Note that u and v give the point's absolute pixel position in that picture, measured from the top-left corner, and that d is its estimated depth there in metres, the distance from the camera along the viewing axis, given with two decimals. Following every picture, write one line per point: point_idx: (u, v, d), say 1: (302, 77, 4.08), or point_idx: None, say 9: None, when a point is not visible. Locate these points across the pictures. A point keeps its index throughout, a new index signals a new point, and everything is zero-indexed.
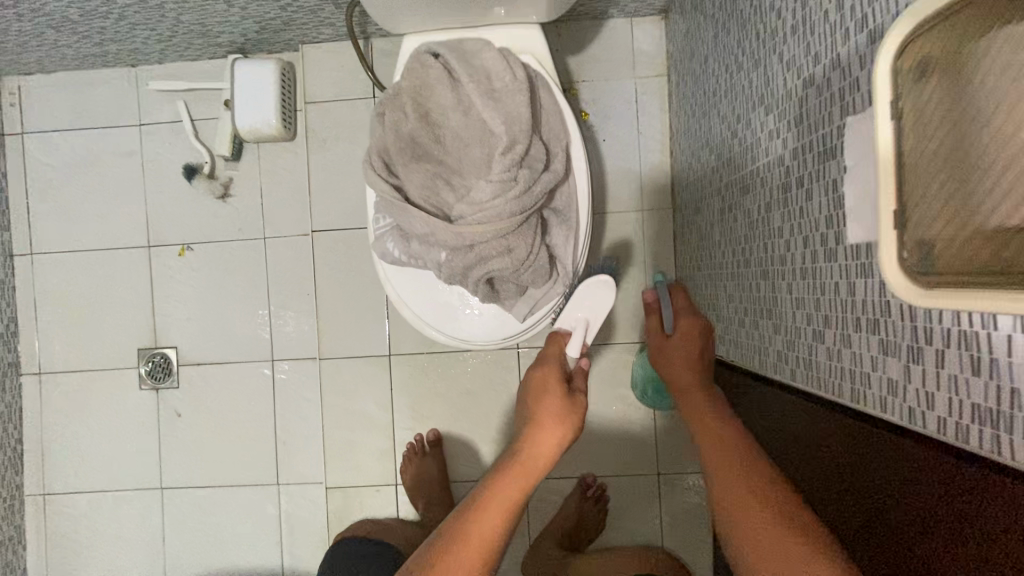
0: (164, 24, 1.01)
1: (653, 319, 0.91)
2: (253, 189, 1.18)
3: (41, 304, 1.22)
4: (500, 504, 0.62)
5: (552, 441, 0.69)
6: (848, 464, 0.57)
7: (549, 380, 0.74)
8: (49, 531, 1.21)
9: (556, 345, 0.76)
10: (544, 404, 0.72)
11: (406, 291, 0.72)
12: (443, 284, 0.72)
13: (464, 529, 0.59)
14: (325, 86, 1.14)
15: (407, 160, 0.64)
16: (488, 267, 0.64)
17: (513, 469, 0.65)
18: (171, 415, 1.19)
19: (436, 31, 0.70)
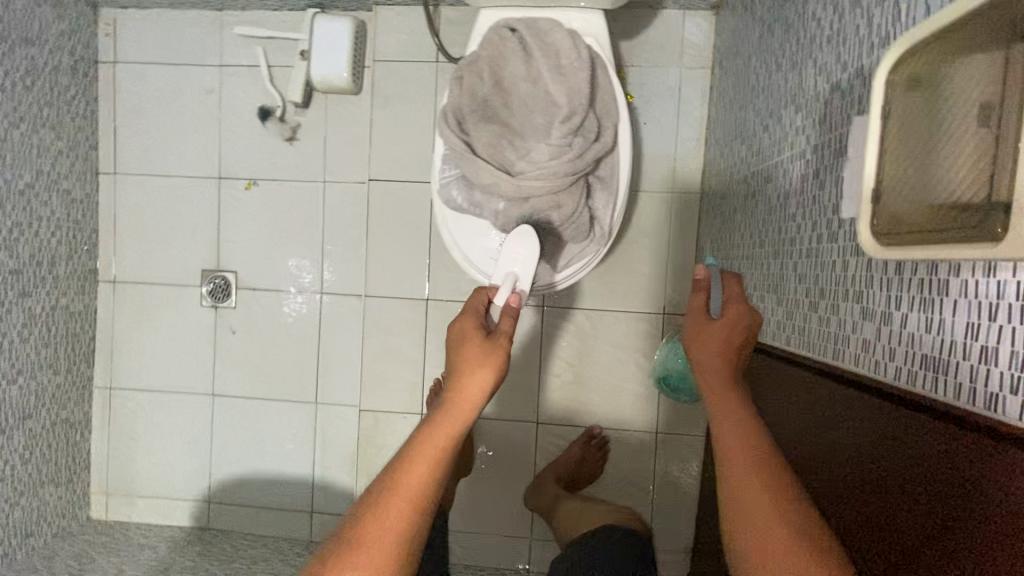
0: None
1: (698, 299, 0.84)
2: (320, 135, 1.28)
3: (120, 219, 1.36)
4: (427, 455, 0.70)
5: (478, 385, 0.72)
6: (842, 434, 0.60)
7: (465, 328, 0.75)
8: (113, 420, 1.37)
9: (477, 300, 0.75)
10: (461, 353, 0.74)
11: (460, 236, 0.81)
12: (494, 233, 0.81)
13: (394, 480, 0.69)
14: (393, 47, 1.23)
15: (477, 119, 0.74)
16: (538, 217, 0.76)
17: (442, 418, 0.72)
18: (227, 331, 1.33)
19: (511, 8, 0.80)
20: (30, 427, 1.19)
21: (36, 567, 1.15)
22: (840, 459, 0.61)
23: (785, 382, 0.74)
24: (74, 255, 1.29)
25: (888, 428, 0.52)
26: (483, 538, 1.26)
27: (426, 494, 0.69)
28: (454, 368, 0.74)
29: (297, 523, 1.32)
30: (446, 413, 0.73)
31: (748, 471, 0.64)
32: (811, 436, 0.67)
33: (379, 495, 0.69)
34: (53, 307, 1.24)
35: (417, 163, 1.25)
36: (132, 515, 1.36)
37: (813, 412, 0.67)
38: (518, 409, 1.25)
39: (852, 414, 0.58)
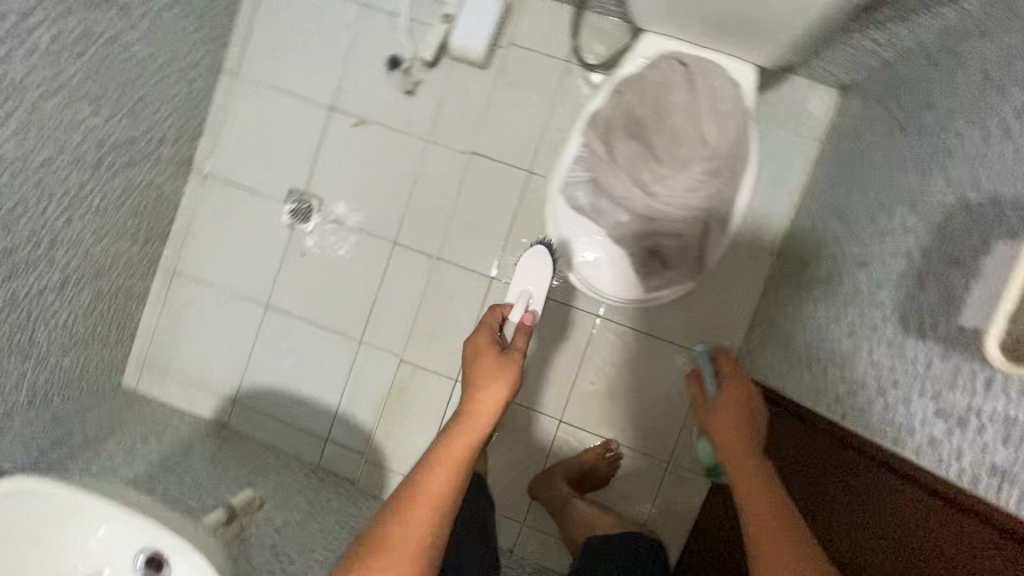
0: None
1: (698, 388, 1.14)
2: (436, 96, 1.34)
3: (228, 120, 1.41)
4: (448, 464, 0.77)
5: (493, 400, 0.81)
6: (916, 530, 0.67)
7: (482, 345, 0.85)
8: (168, 301, 1.43)
9: (493, 312, 0.88)
10: (478, 369, 0.83)
11: (565, 229, 0.86)
12: (588, 236, 0.85)
13: (417, 488, 0.75)
14: (532, 36, 1.28)
15: (626, 134, 0.80)
16: (658, 239, 0.82)
17: (463, 425, 0.80)
18: (297, 252, 1.40)
19: (674, 40, 0.90)
20: (99, 286, 1.26)
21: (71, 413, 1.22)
22: (909, 552, 0.67)
23: (844, 464, 0.80)
24: (180, 140, 1.35)
25: (974, 539, 0.59)
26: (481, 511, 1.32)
27: (444, 501, 0.74)
28: (470, 384, 0.84)
29: (311, 445, 1.39)
30: (464, 421, 0.81)
31: (775, 535, 0.69)
32: (872, 518, 0.74)
33: (401, 503, 0.74)
34: (150, 182, 1.31)
35: (520, 149, 1.30)
36: (160, 394, 1.43)
37: (880, 502, 0.73)
38: (545, 403, 1.30)
39: (920, 512, 0.66)
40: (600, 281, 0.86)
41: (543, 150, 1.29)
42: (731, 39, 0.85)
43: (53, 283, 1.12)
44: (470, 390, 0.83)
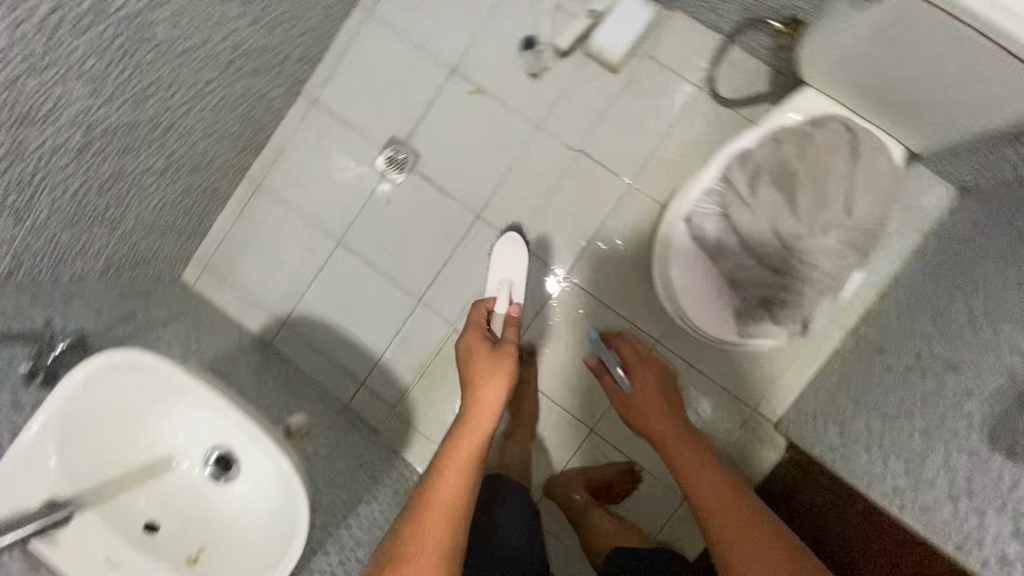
0: None
1: (607, 377, 1.21)
2: (560, 87, 1.33)
3: (349, 54, 1.42)
4: (455, 466, 0.98)
5: (492, 392, 1.07)
6: None
7: (477, 345, 1.13)
8: (245, 212, 1.45)
9: (478, 312, 1.16)
10: (475, 365, 1.10)
11: (677, 253, 0.86)
12: (688, 259, 0.86)
13: (437, 488, 0.94)
14: (670, 55, 1.28)
15: (772, 182, 0.82)
16: (774, 291, 0.83)
17: (467, 434, 1.02)
18: (382, 200, 1.42)
19: (832, 102, 0.91)
20: (192, 181, 1.28)
21: (137, 294, 1.25)
22: None
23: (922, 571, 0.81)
24: (302, 62, 1.36)
25: None
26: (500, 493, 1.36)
27: (454, 499, 0.94)
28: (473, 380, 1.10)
29: (346, 385, 1.42)
30: (470, 422, 1.05)
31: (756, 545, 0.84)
32: None
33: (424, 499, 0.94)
34: (264, 95, 1.31)
35: (627, 160, 1.30)
36: (214, 296, 1.45)
37: None
38: (580, 411, 1.32)
39: None
40: (684, 303, 0.86)
41: (651, 166, 1.29)
42: (893, 119, 0.86)
43: (155, 166, 1.16)
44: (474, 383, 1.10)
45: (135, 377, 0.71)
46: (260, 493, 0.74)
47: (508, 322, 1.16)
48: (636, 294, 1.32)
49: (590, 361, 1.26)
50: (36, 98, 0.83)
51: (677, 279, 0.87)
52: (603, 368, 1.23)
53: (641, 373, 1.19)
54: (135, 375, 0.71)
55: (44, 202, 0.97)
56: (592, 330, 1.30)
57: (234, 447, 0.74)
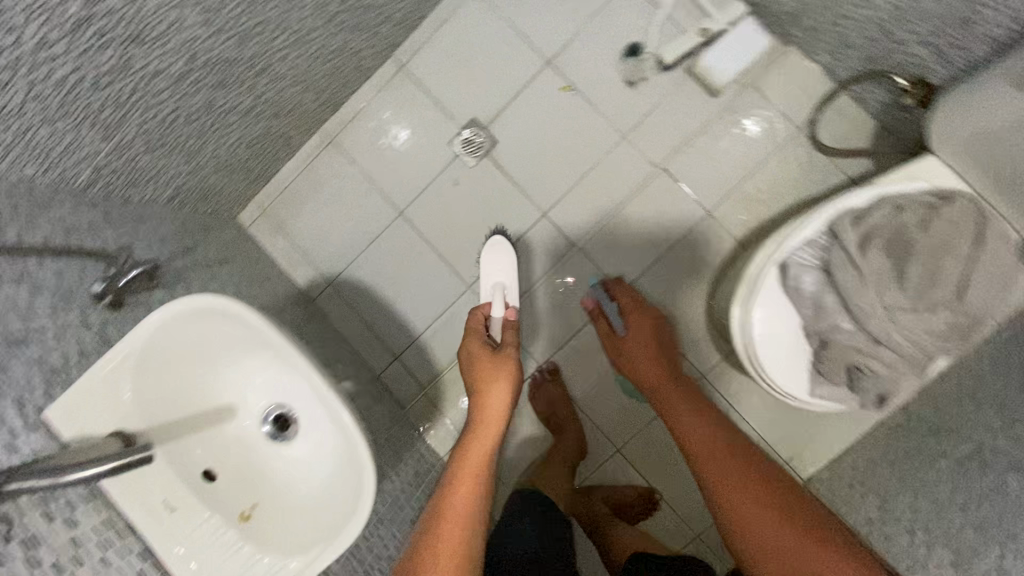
0: None
1: (603, 323, 1.23)
2: (654, 100, 1.29)
3: (446, 26, 1.39)
4: (469, 470, 0.99)
5: (498, 393, 1.10)
6: None
7: (478, 351, 1.15)
8: (312, 166, 1.44)
9: (477, 317, 1.20)
10: (478, 371, 1.13)
11: (766, 298, 0.85)
12: (778, 304, 0.85)
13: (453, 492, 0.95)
14: (775, 90, 1.24)
15: (884, 248, 0.78)
16: (866, 361, 0.80)
17: (475, 435, 1.05)
18: (451, 180, 1.40)
19: None
20: (270, 125, 1.26)
21: (197, 228, 1.24)
22: None
23: None
24: (399, 25, 1.33)
25: None
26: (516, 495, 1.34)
27: (471, 503, 0.94)
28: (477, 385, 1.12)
29: (380, 355, 1.41)
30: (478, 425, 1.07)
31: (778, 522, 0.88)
32: None
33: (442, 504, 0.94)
34: (356, 52, 1.29)
35: (709, 186, 1.27)
36: (266, 243, 1.44)
37: None
38: (608, 430, 1.32)
39: None
40: (758, 348, 0.86)
41: (732, 198, 1.26)
42: None
43: (241, 105, 1.14)
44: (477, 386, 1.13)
45: (207, 318, 0.66)
46: (323, 453, 0.68)
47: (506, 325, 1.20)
48: (689, 323, 1.28)
49: (588, 304, 1.25)
50: (150, 17, 0.82)
51: (757, 321, 0.86)
52: (599, 308, 1.23)
53: (630, 315, 1.20)
54: (208, 315, 0.66)
55: (134, 122, 0.96)
56: (592, 278, 1.32)
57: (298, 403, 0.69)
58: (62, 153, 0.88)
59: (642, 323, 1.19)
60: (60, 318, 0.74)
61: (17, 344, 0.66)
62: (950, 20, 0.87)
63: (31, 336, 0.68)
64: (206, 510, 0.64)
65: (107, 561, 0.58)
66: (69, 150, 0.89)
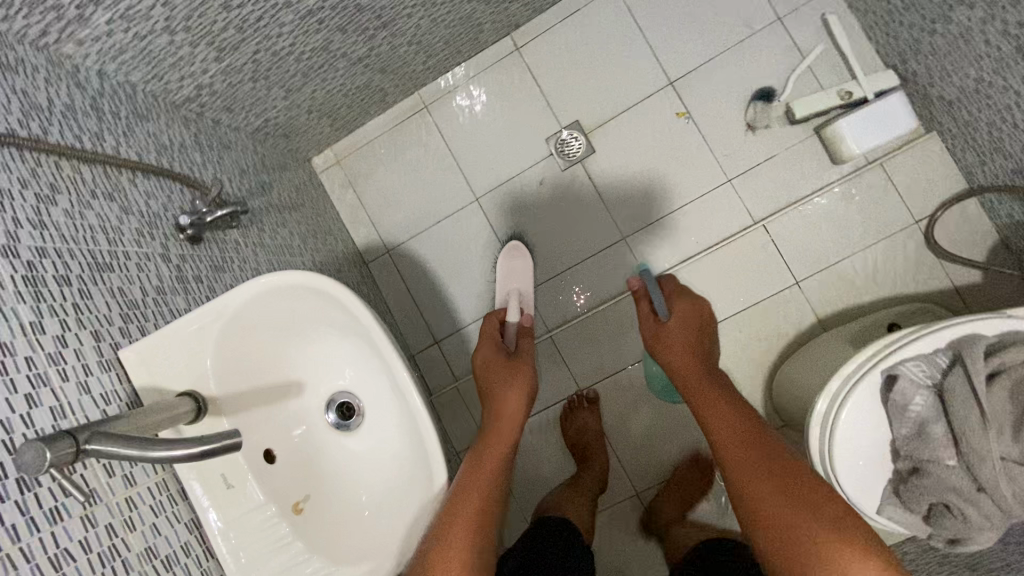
0: (937, 10, 1.01)
1: (644, 306, 1.01)
2: (771, 152, 1.22)
3: (574, 17, 1.30)
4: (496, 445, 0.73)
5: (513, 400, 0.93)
6: None
7: (486, 353, 1.00)
8: (399, 127, 1.38)
9: (490, 321, 1.06)
10: (488, 378, 0.96)
11: (857, 401, 0.81)
12: (868, 409, 0.81)
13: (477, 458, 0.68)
14: (902, 175, 1.17)
15: (1008, 390, 0.73)
16: (958, 502, 0.74)
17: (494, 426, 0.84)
18: (537, 178, 1.33)
19: None
20: (373, 78, 1.20)
21: (274, 164, 1.19)
22: None
23: None
24: (528, 6, 1.25)
25: None
26: (526, 517, 1.30)
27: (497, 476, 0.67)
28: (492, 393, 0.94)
29: (420, 335, 1.37)
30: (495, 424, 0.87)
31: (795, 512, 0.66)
32: None
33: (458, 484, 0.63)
34: (479, 24, 1.22)
35: (802, 255, 1.20)
36: (333, 194, 1.40)
37: None
38: (633, 473, 1.28)
39: None
40: (838, 450, 0.81)
41: (824, 272, 1.20)
42: None
43: (353, 54, 1.08)
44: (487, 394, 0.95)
45: (301, 294, 0.62)
46: (382, 454, 0.66)
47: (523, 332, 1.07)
48: (743, 388, 1.24)
49: (634, 284, 1.04)
50: None
51: (842, 421, 0.81)
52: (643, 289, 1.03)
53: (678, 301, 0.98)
54: (301, 291, 0.62)
55: (249, 49, 0.91)
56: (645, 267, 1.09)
57: (369, 398, 0.66)
58: (172, 65, 0.84)
59: (691, 309, 0.97)
60: (144, 246, 0.70)
61: (101, 270, 0.62)
62: None
63: (116, 263, 0.64)
64: (259, 490, 0.61)
65: (157, 529, 0.54)
66: (179, 63, 0.85)
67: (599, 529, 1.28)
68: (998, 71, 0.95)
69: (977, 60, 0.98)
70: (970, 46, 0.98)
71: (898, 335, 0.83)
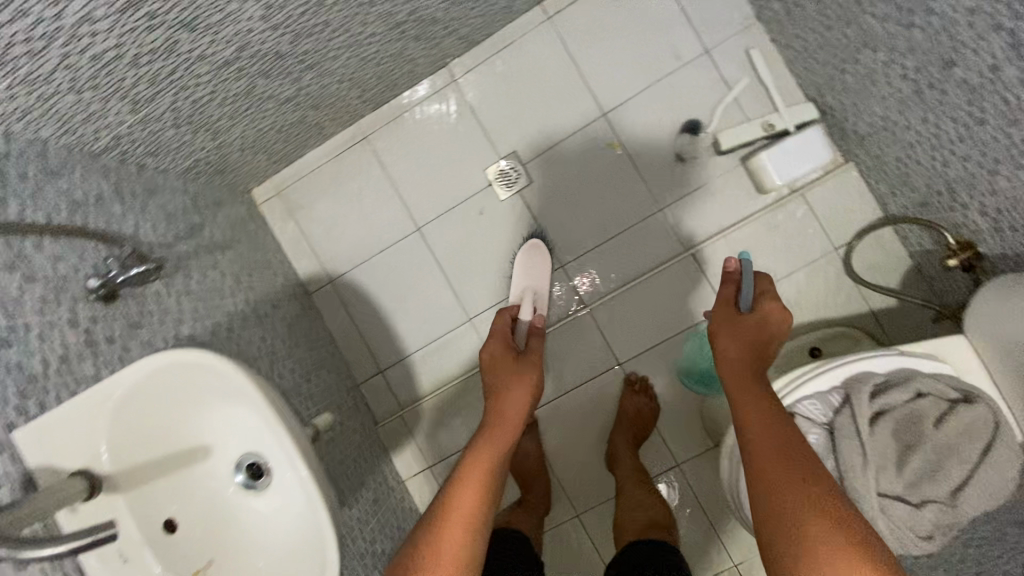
0: (843, 53, 1.05)
1: (728, 290, 0.91)
2: (700, 182, 1.26)
3: (509, 49, 1.32)
4: (488, 453, 0.88)
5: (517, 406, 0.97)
6: None
7: (496, 359, 1.04)
8: (340, 158, 1.39)
9: (501, 321, 1.10)
10: (497, 376, 1.01)
11: None
12: None
13: (467, 471, 0.85)
14: (822, 203, 1.21)
15: (891, 428, 0.78)
16: None
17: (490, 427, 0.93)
18: (477, 207, 1.35)
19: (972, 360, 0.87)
20: (307, 115, 1.21)
21: (207, 203, 1.18)
22: None
23: None
24: (462, 40, 1.26)
25: None
26: None
27: (488, 486, 0.84)
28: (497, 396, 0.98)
29: (365, 364, 1.39)
30: (491, 419, 0.94)
31: (813, 514, 0.63)
32: None
33: (446, 498, 0.82)
34: (412, 59, 1.23)
35: None
36: (274, 225, 1.40)
37: None
38: (572, 494, 1.31)
39: None
40: None
41: None
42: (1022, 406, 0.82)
43: (281, 95, 1.08)
44: (495, 392, 0.99)
45: (199, 368, 0.64)
46: (287, 516, 0.67)
47: (533, 332, 1.11)
48: (675, 409, 1.29)
49: (730, 267, 0.94)
50: (207, 5, 0.76)
51: None
52: (737, 275, 0.93)
53: (769, 300, 0.86)
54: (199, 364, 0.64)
55: (166, 99, 0.90)
56: (744, 253, 0.97)
57: (272, 458, 0.67)
58: (83, 120, 0.82)
59: (777, 312, 0.85)
60: (48, 314, 0.70)
61: None
62: (1021, 205, 0.85)
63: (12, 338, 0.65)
64: (157, 562, 0.63)
65: None
66: (92, 118, 0.83)
67: (546, 553, 1.31)
68: (900, 112, 0.99)
69: (882, 100, 1.02)
70: (876, 88, 1.02)
71: (797, 374, 0.87)
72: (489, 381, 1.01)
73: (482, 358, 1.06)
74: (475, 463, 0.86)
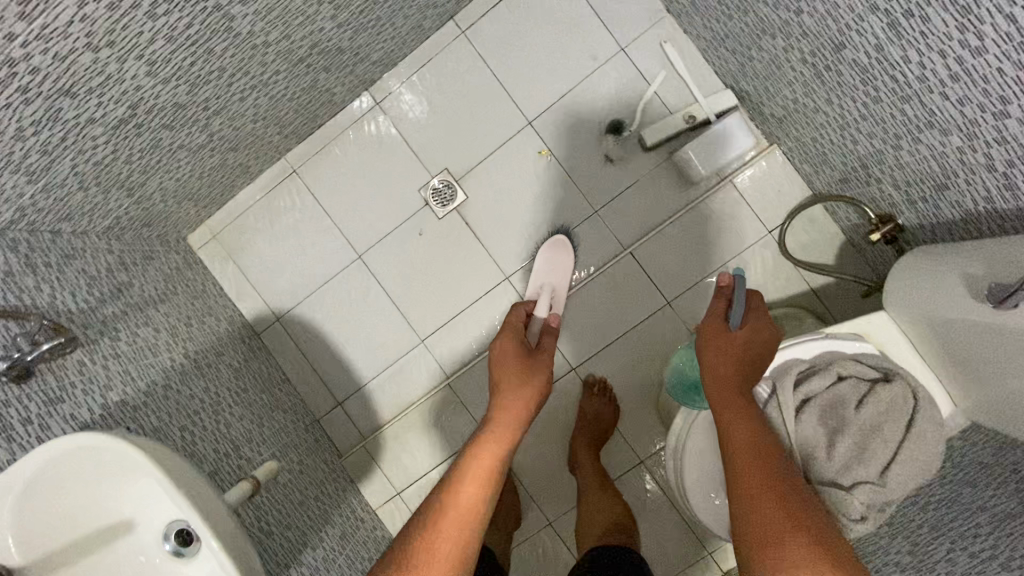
0: (747, 40, 1.05)
1: (720, 304, 0.87)
2: (631, 180, 1.27)
3: (427, 67, 1.31)
4: (497, 442, 0.88)
5: (520, 403, 0.94)
6: None
7: (507, 351, 1.03)
8: (272, 193, 1.37)
9: (515, 314, 1.11)
10: (506, 369, 0.99)
11: None
12: None
13: (474, 461, 0.83)
14: (751, 188, 1.22)
15: (815, 415, 0.79)
16: None
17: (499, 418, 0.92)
18: (415, 228, 1.34)
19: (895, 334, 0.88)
20: (227, 157, 1.19)
21: (136, 258, 1.17)
22: None
23: None
24: (377, 63, 1.25)
25: None
26: None
27: (492, 476, 0.83)
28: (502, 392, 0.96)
29: (322, 399, 1.38)
30: (498, 413, 0.92)
31: (785, 521, 0.64)
32: None
33: (446, 486, 0.80)
34: (328, 89, 1.22)
35: (672, 277, 1.26)
36: (214, 269, 1.39)
37: None
38: (538, 502, 1.32)
39: None
40: None
41: (693, 291, 1.25)
42: (946, 372, 0.84)
43: (193, 142, 1.06)
44: (500, 390, 0.97)
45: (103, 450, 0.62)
46: None
47: (546, 331, 1.10)
48: (634, 409, 1.29)
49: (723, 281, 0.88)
50: (85, 71, 0.74)
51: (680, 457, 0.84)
52: (729, 290, 0.87)
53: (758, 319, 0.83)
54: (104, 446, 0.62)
55: (65, 165, 0.87)
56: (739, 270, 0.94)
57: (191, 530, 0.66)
58: None
59: (767, 329, 0.83)
60: None
61: None
62: (925, 177, 0.87)
63: None
64: None
65: None
66: None
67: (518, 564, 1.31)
68: (807, 95, 1.00)
69: (790, 84, 1.03)
70: (781, 72, 1.03)
71: None
72: (496, 377, 1.00)
73: (492, 350, 1.05)
74: (483, 451, 0.86)
